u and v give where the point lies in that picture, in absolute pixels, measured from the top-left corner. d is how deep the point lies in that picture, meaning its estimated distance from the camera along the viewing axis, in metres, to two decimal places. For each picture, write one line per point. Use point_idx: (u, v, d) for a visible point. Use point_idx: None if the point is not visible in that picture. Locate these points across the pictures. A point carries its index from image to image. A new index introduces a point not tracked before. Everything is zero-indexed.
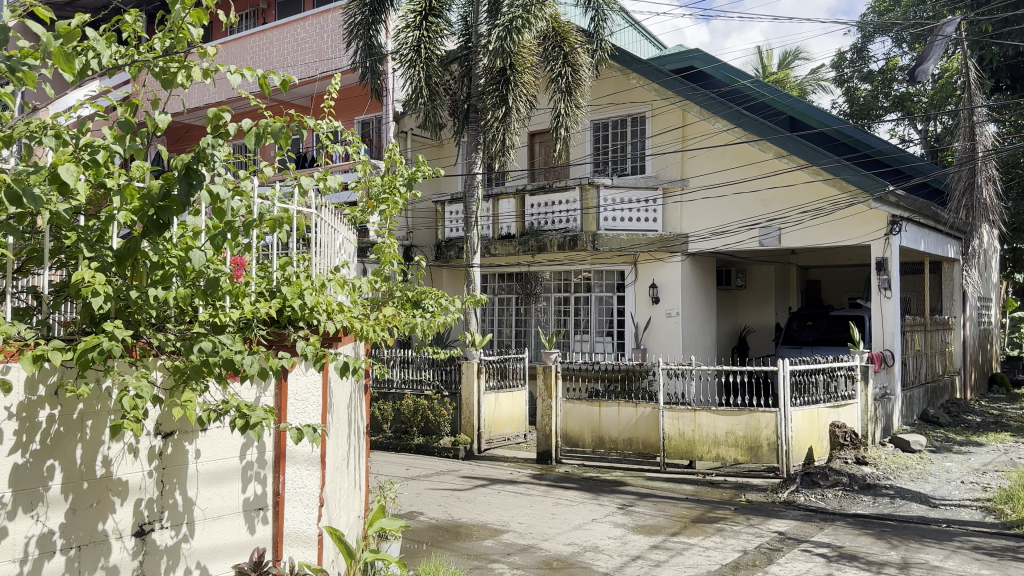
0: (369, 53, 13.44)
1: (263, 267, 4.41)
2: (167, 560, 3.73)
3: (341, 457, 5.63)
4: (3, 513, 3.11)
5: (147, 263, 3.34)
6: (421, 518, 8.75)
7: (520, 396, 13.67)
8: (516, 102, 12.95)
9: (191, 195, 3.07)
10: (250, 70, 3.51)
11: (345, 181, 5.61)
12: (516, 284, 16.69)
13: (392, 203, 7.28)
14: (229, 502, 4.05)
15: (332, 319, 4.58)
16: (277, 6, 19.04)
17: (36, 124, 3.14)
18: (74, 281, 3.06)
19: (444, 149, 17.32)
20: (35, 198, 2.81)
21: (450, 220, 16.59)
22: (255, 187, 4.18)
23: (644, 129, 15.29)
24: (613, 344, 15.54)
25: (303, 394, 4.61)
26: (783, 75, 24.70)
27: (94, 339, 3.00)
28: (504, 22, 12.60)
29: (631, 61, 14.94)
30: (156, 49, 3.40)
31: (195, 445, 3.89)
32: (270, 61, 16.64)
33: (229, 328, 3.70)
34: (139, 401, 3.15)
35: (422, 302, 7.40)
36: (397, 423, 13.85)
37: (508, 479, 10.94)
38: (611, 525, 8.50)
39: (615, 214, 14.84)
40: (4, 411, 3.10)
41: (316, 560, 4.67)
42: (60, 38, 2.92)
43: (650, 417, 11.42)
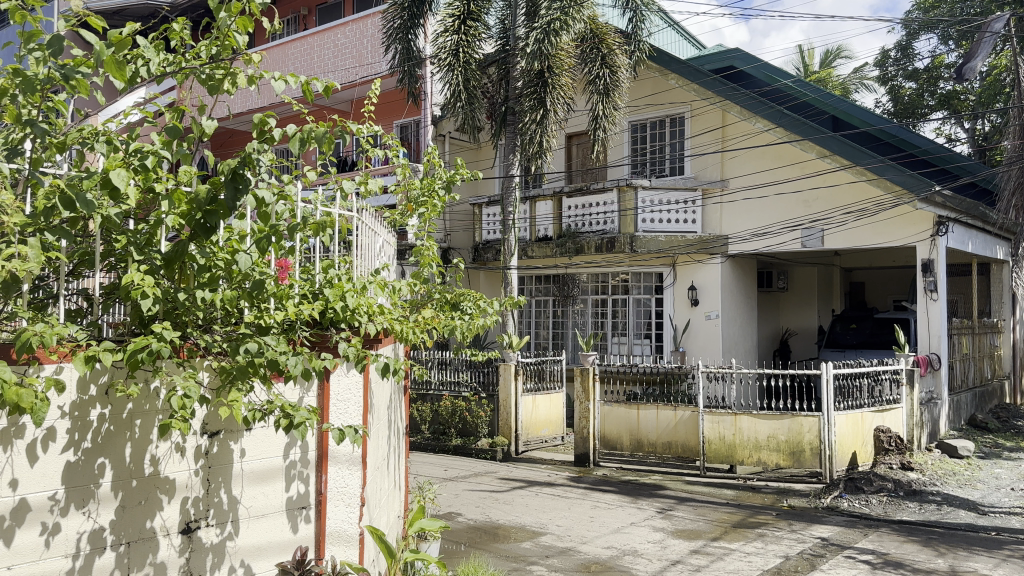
0: (407, 57, 13.57)
1: (307, 269, 4.48)
2: (212, 558, 3.80)
3: (381, 458, 5.66)
4: (56, 509, 3.20)
5: (194, 265, 3.41)
6: (459, 519, 8.79)
7: (559, 398, 13.66)
8: (554, 104, 12.96)
9: (237, 200, 3.13)
10: (294, 76, 3.56)
11: (386, 183, 5.63)
12: (553, 286, 16.74)
13: (431, 206, 7.31)
14: (274, 501, 4.11)
15: (373, 321, 4.64)
16: (318, 11, 19.29)
17: (89, 130, 3.25)
18: (123, 284, 3.14)
19: (481, 151, 17.44)
20: (88, 203, 2.92)
21: (487, 222, 16.64)
22: (298, 191, 4.24)
23: (683, 130, 15.17)
24: (651, 346, 15.44)
25: (345, 394, 4.66)
26: (825, 74, 24.34)
27: (143, 340, 3.07)
28: (542, 25, 12.58)
29: (669, 62, 14.83)
30: (202, 56, 3.47)
31: (240, 445, 3.96)
32: (311, 66, 16.88)
33: (273, 329, 3.77)
34: (187, 401, 3.22)
35: (461, 304, 7.45)
36: (436, 424, 13.96)
37: (546, 482, 10.94)
38: (650, 529, 8.43)
39: (654, 216, 14.74)
40: (58, 410, 3.20)
41: (357, 560, 4.71)
42: (112, 46, 2.99)
43: (690, 420, 11.31)
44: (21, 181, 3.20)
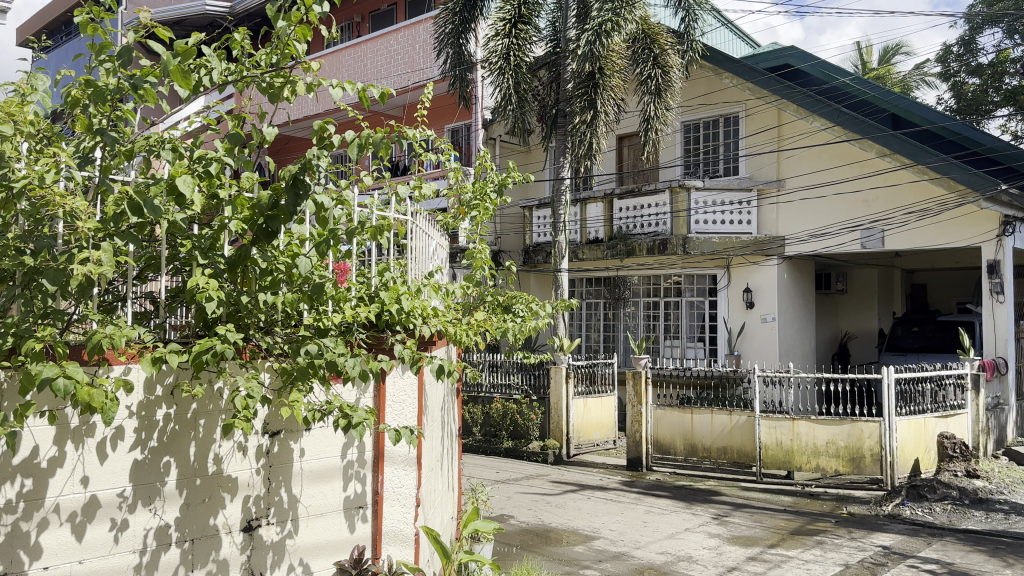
0: (458, 61, 13.64)
1: (363, 273, 4.54)
2: (272, 556, 3.87)
3: (435, 459, 5.69)
4: (124, 505, 3.30)
5: (256, 269, 3.48)
6: (512, 522, 8.80)
7: (610, 402, 13.60)
8: (605, 105, 12.90)
9: (298, 204, 3.21)
10: (351, 84, 3.61)
11: (438, 188, 5.72)
12: (604, 288, 16.70)
13: (484, 209, 7.36)
14: (332, 500, 4.17)
15: (428, 323, 4.70)
16: (371, 18, 19.56)
17: (155, 138, 3.33)
18: (189, 287, 3.23)
19: (532, 154, 17.46)
20: (155, 209, 3.02)
21: (538, 225, 16.63)
22: (355, 196, 4.30)
23: (738, 129, 14.96)
24: (705, 349, 15.23)
25: (400, 395, 4.70)
26: (884, 71, 23.79)
27: (207, 342, 3.15)
28: (593, 27, 12.56)
29: (723, 60, 14.65)
30: (263, 64, 3.51)
31: (300, 445, 4.03)
32: (364, 73, 17.13)
33: (331, 331, 3.84)
34: (250, 401, 3.30)
35: (514, 307, 7.51)
36: (487, 427, 13.98)
37: (598, 485, 10.89)
38: (706, 535, 8.33)
39: (707, 217, 14.57)
40: (126, 410, 3.31)
41: (412, 560, 4.75)
42: (178, 56, 3.08)
43: (745, 425, 11.13)
44: (92, 188, 3.30)
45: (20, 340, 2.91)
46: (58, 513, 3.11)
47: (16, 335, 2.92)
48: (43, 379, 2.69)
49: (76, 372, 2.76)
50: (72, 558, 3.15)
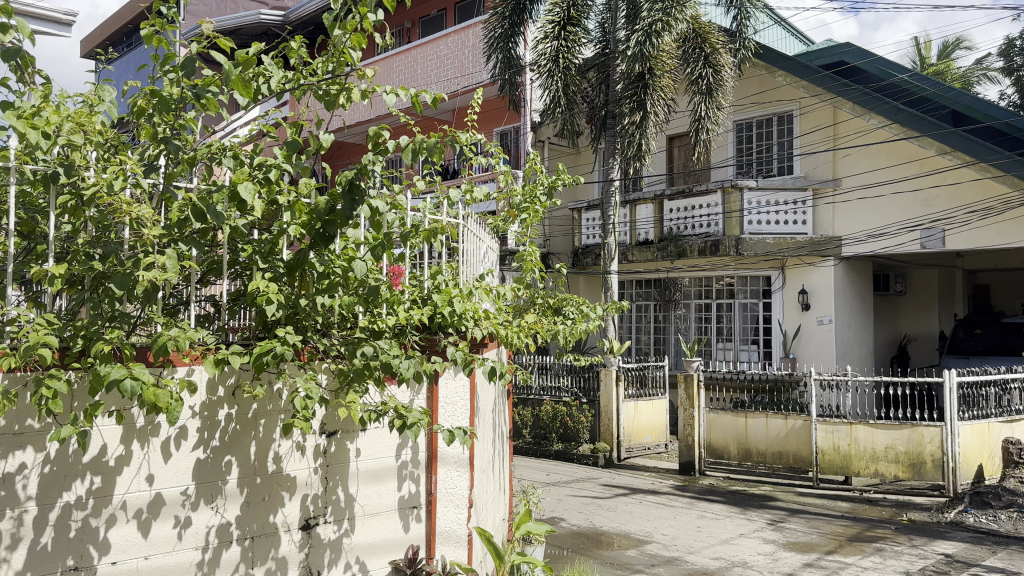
0: (507, 65, 13.68)
1: (415, 276, 4.59)
2: (330, 553, 3.94)
3: (487, 461, 5.72)
4: (188, 503, 3.40)
5: (314, 272, 3.56)
6: (563, 525, 8.80)
7: (661, 405, 13.51)
8: (655, 106, 12.81)
9: (354, 209, 3.28)
10: (405, 89, 3.66)
11: (489, 192, 5.76)
12: (654, 290, 16.61)
13: (533, 212, 7.37)
14: (387, 500, 4.23)
15: (479, 326, 4.74)
16: (421, 24, 19.78)
17: (217, 146, 3.43)
18: (250, 290, 3.32)
19: (581, 156, 17.45)
20: (217, 215, 3.12)
21: (587, 227, 16.63)
22: (409, 200, 4.36)
23: (792, 128, 14.69)
24: (759, 352, 15.02)
25: (452, 397, 4.75)
26: (944, 66, 23.16)
27: (268, 343, 3.23)
28: (644, 27, 12.50)
29: (776, 59, 14.53)
30: (319, 72, 3.57)
31: (356, 445, 4.10)
32: (415, 78, 17.33)
33: (386, 333, 3.92)
34: (308, 402, 3.39)
35: (564, 309, 7.51)
36: (537, 429, 13.99)
37: (650, 489, 10.80)
38: (761, 541, 8.20)
39: (761, 217, 14.36)
40: (190, 410, 3.41)
41: (466, 561, 4.79)
42: (239, 66, 3.16)
43: (801, 429, 10.92)
44: (158, 195, 3.40)
45: (89, 342, 3.01)
46: (125, 510, 3.21)
47: (86, 338, 3.03)
48: (112, 379, 2.78)
49: (143, 374, 2.85)
50: (137, 554, 3.25)
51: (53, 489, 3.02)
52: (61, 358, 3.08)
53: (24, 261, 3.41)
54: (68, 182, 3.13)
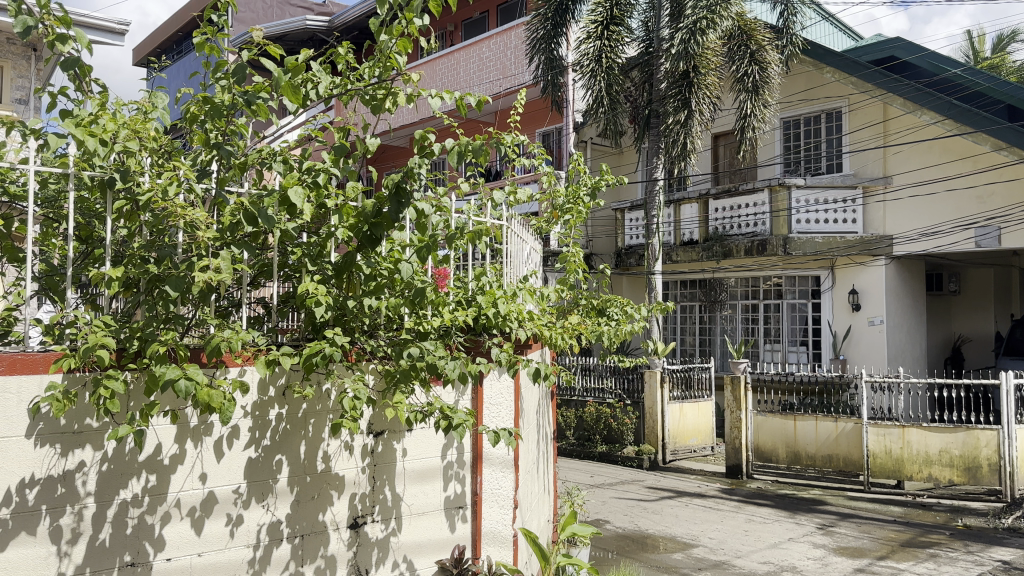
0: (551, 66, 13.67)
1: (459, 277, 4.61)
2: (377, 552, 3.99)
3: (531, 463, 5.73)
4: (239, 501, 3.47)
5: (361, 274, 3.62)
6: (609, 527, 8.77)
7: (707, 407, 13.38)
8: (700, 104, 12.69)
9: (400, 211, 3.32)
10: (449, 93, 3.68)
11: (532, 193, 5.76)
12: (699, 290, 16.49)
13: (577, 212, 7.34)
14: (432, 500, 4.26)
15: (524, 327, 4.75)
16: (464, 27, 19.90)
17: (267, 151, 3.49)
18: (300, 293, 3.39)
19: (624, 156, 17.38)
20: (268, 219, 3.19)
21: (630, 228, 16.56)
22: (454, 202, 4.38)
23: (841, 125, 14.41)
24: (808, 354, 14.78)
25: (497, 398, 4.77)
26: (999, 60, 22.52)
27: (317, 345, 3.29)
28: (688, 25, 12.40)
29: (824, 55, 14.26)
30: (366, 78, 3.61)
31: (402, 445, 4.14)
32: (458, 80, 17.43)
33: (431, 334, 3.96)
34: (356, 402, 3.45)
35: (608, 310, 7.45)
36: (580, 430, 13.95)
37: (696, 493, 10.69)
38: (810, 546, 8.07)
39: (809, 216, 14.10)
40: (241, 410, 3.49)
41: (511, 561, 4.81)
42: (288, 72, 3.23)
43: (852, 432, 10.70)
44: (211, 199, 3.48)
45: (145, 343, 3.10)
46: (179, 508, 3.30)
47: (141, 339, 3.11)
48: (167, 380, 2.86)
49: (196, 374, 2.92)
50: (191, 551, 3.32)
51: (111, 486, 3.11)
52: (118, 359, 3.17)
53: (83, 265, 3.51)
54: (124, 188, 3.22)
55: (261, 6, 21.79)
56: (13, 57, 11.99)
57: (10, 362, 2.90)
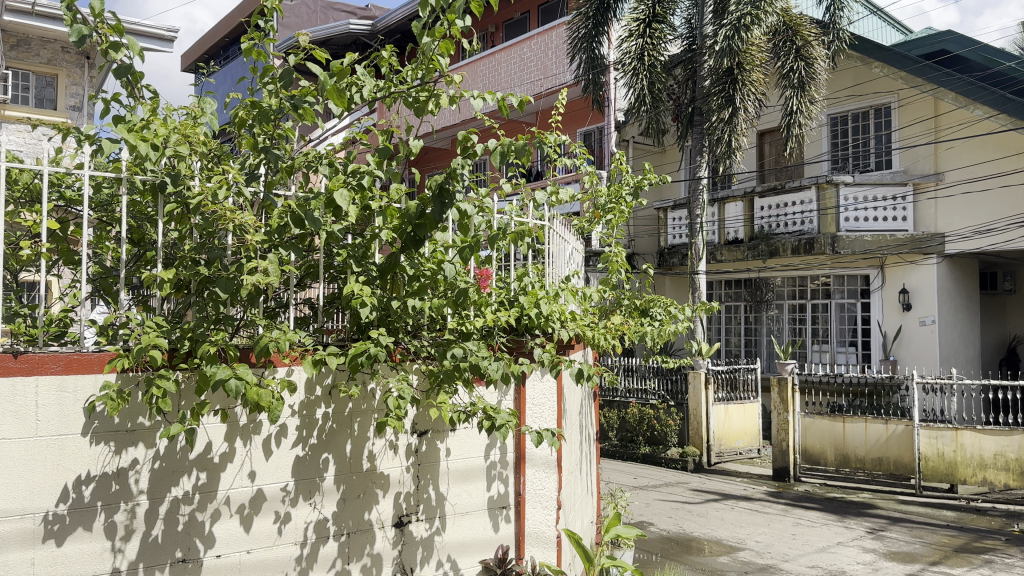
0: (592, 65, 13.61)
1: (502, 277, 4.63)
2: (422, 551, 4.02)
3: (575, 464, 5.72)
4: (287, 499, 3.52)
5: (404, 275, 3.66)
6: (653, 529, 8.70)
7: (753, 409, 13.21)
8: (744, 102, 12.53)
9: (444, 212, 3.34)
10: (491, 94, 3.68)
11: (574, 193, 5.75)
12: (745, 290, 16.32)
13: (619, 212, 7.30)
14: (476, 499, 4.28)
15: (566, 327, 4.74)
16: (505, 27, 19.94)
17: (313, 154, 3.54)
18: (345, 293, 3.43)
19: (667, 154, 17.25)
20: (315, 221, 3.24)
21: (673, 227, 16.42)
22: (496, 203, 4.39)
23: (890, 121, 14.11)
24: (857, 354, 14.51)
25: (540, 398, 4.77)
26: None
27: (362, 345, 3.33)
28: (732, 21, 12.26)
29: (872, 49, 13.94)
30: (409, 80, 3.63)
31: (446, 445, 4.16)
32: (500, 81, 17.45)
33: (474, 334, 3.98)
34: (401, 402, 3.48)
35: (651, 310, 7.39)
36: (623, 432, 13.88)
37: (742, 496, 10.56)
38: (860, 550, 7.92)
39: (858, 214, 13.82)
40: (289, 409, 3.54)
41: (555, 562, 4.81)
42: (333, 76, 3.27)
43: (903, 434, 10.49)
44: (259, 203, 3.54)
45: (196, 344, 3.16)
46: (229, 505, 3.36)
47: (192, 340, 3.18)
48: (218, 380, 2.91)
49: (246, 374, 2.97)
50: (240, 548, 3.39)
51: (163, 484, 3.18)
52: (169, 359, 3.24)
53: (135, 267, 3.60)
54: (174, 192, 3.29)
55: (305, 11, 22.10)
56: (67, 65, 12.37)
57: (67, 362, 3.00)
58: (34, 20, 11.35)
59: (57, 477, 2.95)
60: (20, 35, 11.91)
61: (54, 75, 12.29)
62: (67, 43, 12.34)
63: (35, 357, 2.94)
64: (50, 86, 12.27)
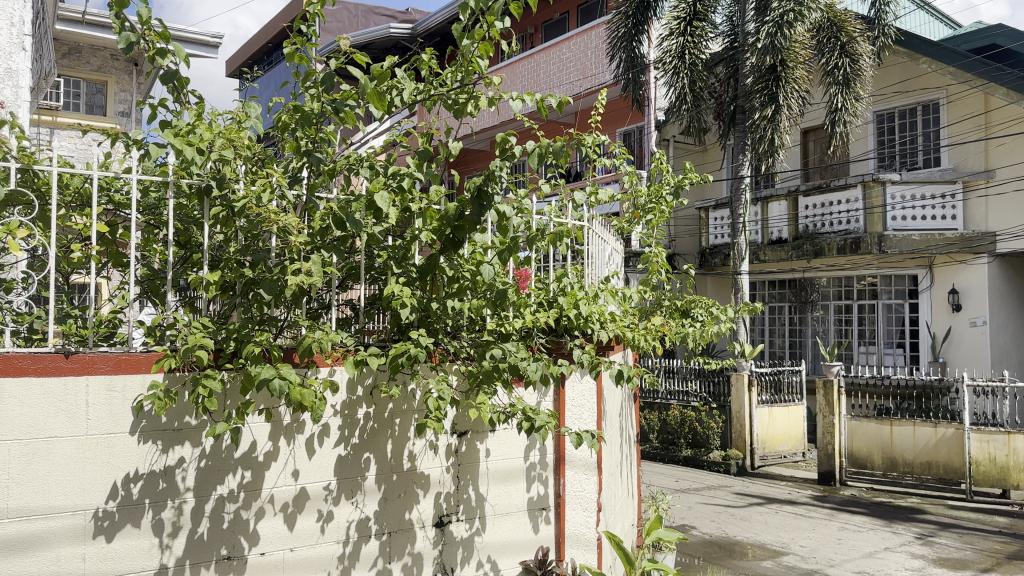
0: (632, 64, 13.53)
1: (541, 278, 4.62)
2: (462, 552, 4.04)
3: (615, 466, 5.69)
4: (330, 498, 3.56)
5: (443, 277, 3.68)
6: (695, 533, 8.62)
7: (798, 411, 13.00)
8: (788, 99, 12.34)
9: (483, 215, 3.35)
10: (530, 94, 3.68)
11: (614, 193, 5.70)
12: (789, 291, 16.12)
13: (659, 212, 7.24)
14: (516, 500, 4.28)
15: (605, 328, 4.71)
16: (544, 28, 19.95)
17: (355, 157, 3.58)
18: (386, 295, 3.46)
19: (708, 153, 17.09)
20: (356, 223, 3.27)
21: (715, 227, 16.26)
22: (534, 204, 4.39)
23: (939, 117, 13.79)
24: (905, 356, 14.21)
25: (580, 399, 4.76)
26: None
27: (402, 346, 3.35)
28: (775, 18, 12.11)
29: (920, 44, 13.63)
30: (449, 82, 3.64)
31: (486, 445, 4.17)
32: (538, 82, 17.43)
33: (513, 336, 3.98)
34: (441, 402, 3.50)
35: (692, 311, 7.32)
36: (665, 433, 13.76)
37: (786, 499, 10.40)
38: (909, 556, 7.75)
39: (906, 213, 13.51)
40: (331, 409, 3.58)
41: (596, 564, 4.78)
42: (374, 80, 3.29)
43: (953, 438, 10.25)
44: (301, 206, 3.58)
45: (241, 344, 3.22)
46: (272, 504, 3.41)
47: (237, 340, 3.23)
48: (262, 380, 2.95)
49: (290, 374, 3.01)
50: (284, 546, 3.43)
51: (208, 482, 3.24)
52: (215, 359, 3.29)
53: (182, 269, 3.66)
54: (220, 195, 3.35)
55: (347, 16, 22.39)
56: (117, 72, 12.69)
57: (116, 362, 3.07)
58: (85, 28, 11.67)
59: (107, 474, 3.03)
60: (72, 43, 12.22)
61: (103, 82, 12.62)
62: (116, 50, 12.65)
63: (86, 357, 3.01)
64: (100, 93, 12.61)
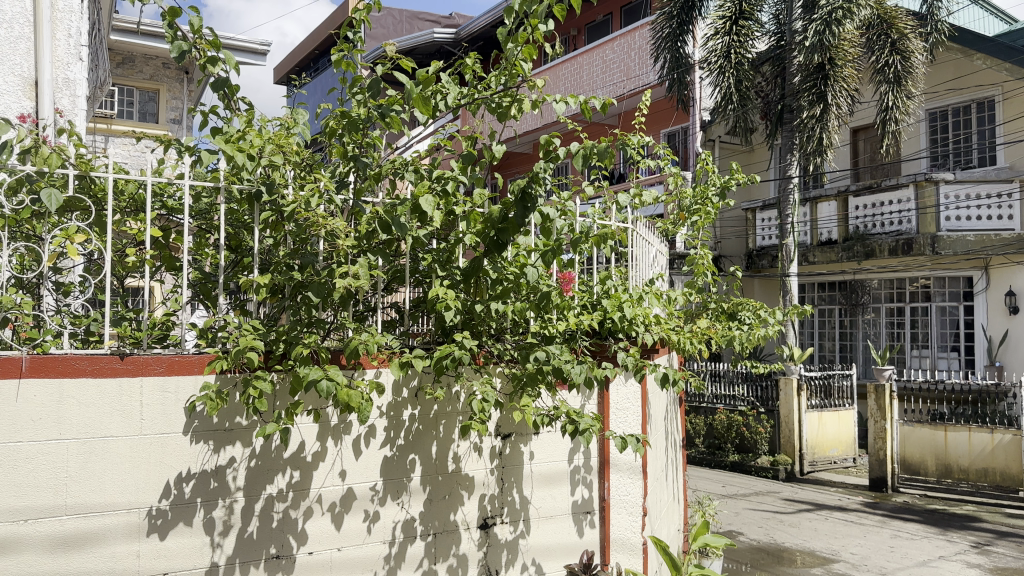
0: (676, 65, 13.43)
1: (585, 281, 4.62)
2: (507, 554, 4.05)
3: (660, 471, 5.64)
4: (376, 498, 3.60)
5: (487, 279, 3.70)
6: (742, 539, 8.50)
7: (849, 416, 12.75)
8: (836, 98, 12.12)
9: (526, 217, 3.36)
10: (574, 96, 3.67)
11: (659, 195, 5.65)
12: (839, 293, 15.82)
13: (704, 213, 7.17)
14: (560, 503, 4.26)
15: (651, 330, 4.67)
16: (587, 30, 19.92)
17: (400, 161, 3.62)
18: (430, 298, 3.49)
19: (755, 154, 16.87)
20: (401, 226, 3.32)
21: (762, 228, 16.05)
22: (578, 207, 4.39)
23: (994, 115, 13.43)
24: (960, 360, 13.85)
25: (624, 403, 4.73)
26: None
27: (447, 348, 3.38)
28: (823, 15, 11.92)
29: (974, 41, 13.44)
30: (493, 86, 3.66)
31: (530, 447, 4.18)
32: (581, 84, 17.38)
33: (557, 338, 3.98)
34: (485, 404, 3.51)
35: (739, 314, 7.22)
36: (711, 438, 13.57)
37: (836, 506, 10.19)
38: (964, 565, 7.54)
39: (960, 212, 13.16)
40: (377, 410, 3.62)
41: (642, 569, 4.74)
42: (419, 84, 3.31)
43: (1010, 444, 9.98)
44: (347, 210, 3.63)
45: (289, 346, 3.29)
46: (320, 503, 3.46)
47: (286, 342, 3.30)
48: (311, 380, 3.00)
49: (337, 375, 3.05)
50: (331, 545, 3.48)
51: (258, 481, 3.30)
52: (265, 360, 3.36)
53: (232, 273, 3.74)
54: (270, 200, 3.42)
55: (392, 22, 22.67)
56: (168, 80, 13.00)
57: (169, 363, 3.14)
58: (139, 38, 11.99)
59: (161, 472, 3.11)
60: (126, 53, 12.57)
61: (155, 90, 12.93)
62: (167, 59, 12.94)
63: (140, 358, 3.10)
64: (152, 101, 12.93)
